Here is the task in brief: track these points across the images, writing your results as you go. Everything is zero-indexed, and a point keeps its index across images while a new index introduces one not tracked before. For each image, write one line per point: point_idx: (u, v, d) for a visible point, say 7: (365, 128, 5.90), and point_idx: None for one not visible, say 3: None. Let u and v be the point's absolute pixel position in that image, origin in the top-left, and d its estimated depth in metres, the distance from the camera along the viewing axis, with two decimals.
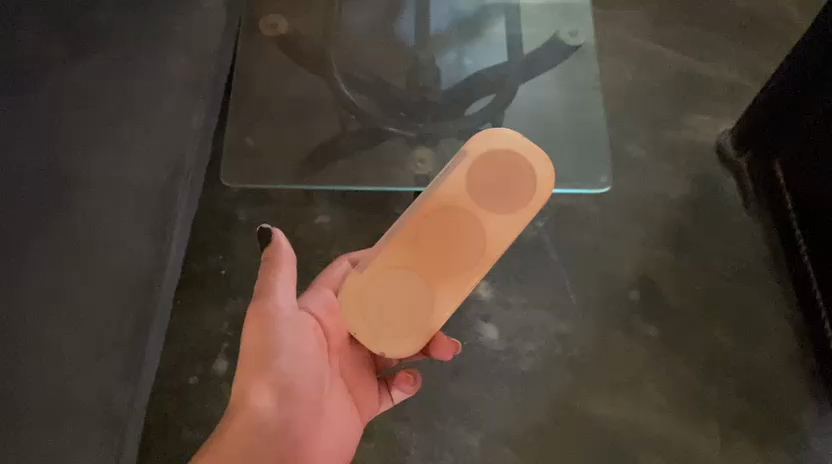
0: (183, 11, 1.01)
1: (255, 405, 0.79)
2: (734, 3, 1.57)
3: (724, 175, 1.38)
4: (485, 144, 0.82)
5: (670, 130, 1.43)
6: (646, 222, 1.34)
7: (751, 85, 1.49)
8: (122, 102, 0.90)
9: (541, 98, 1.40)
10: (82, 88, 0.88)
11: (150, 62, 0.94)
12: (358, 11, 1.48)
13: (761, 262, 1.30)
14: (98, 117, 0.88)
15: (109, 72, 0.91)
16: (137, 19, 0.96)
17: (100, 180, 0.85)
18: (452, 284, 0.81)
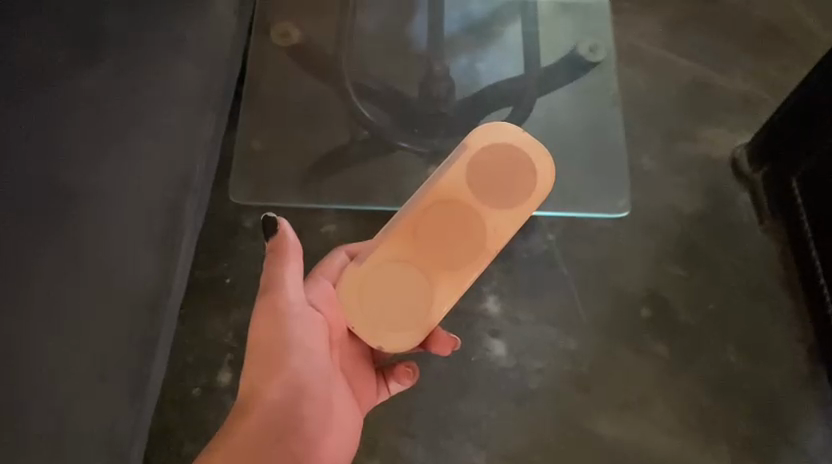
0: (194, 15, 0.98)
1: (264, 399, 0.81)
2: (752, 12, 1.54)
3: (739, 191, 1.35)
4: (485, 139, 0.86)
5: (686, 142, 1.40)
6: (658, 236, 1.31)
7: (768, 97, 1.45)
8: (134, 114, 0.88)
9: (560, 113, 1.42)
10: (92, 95, 0.85)
11: (161, 71, 0.92)
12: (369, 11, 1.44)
13: (775, 282, 1.27)
14: (106, 127, 0.85)
15: (120, 80, 0.88)
16: (150, 23, 0.93)
17: (106, 196, 0.83)
18: (452, 275, 0.85)
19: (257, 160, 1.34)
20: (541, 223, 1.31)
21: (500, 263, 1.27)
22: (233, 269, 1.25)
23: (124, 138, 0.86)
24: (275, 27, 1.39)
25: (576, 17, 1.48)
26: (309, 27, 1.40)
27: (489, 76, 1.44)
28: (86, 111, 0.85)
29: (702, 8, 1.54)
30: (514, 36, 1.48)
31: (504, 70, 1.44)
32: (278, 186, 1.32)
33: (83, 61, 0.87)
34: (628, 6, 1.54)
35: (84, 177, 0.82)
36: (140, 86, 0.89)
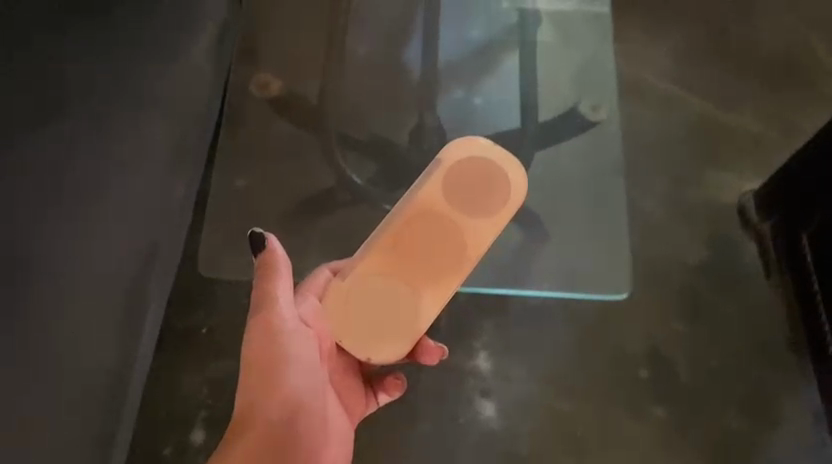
0: (163, 65, 0.90)
1: (263, 418, 0.79)
2: (763, 43, 1.45)
3: (744, 240, 1.28)
4: (460, 154, 0.91)
5: (690, 186, 1.33)
6: (659, 290, 1.24)
7: (779, 137, 1.37)
8: (94, 182, 0.81)
9: (559, 166, 1.32)
10: (47, 172, 0.79)
11: (122, 137, 0.85)
12: (362, 34, 1.37)
13: (781, 342, 1.21)
14: (60, 208, 0.79)
15: (79, 147, 0.82)
16: (115, 80, 0.87)
17: (61, 281, 0.77)
18: (436, 285, 0.87)
19: (239, 197, 1.25)
20: (537, 270, 1.24)
21: (494, 312, 1.21)
22: (211, 320, 1.18)
23: (82, 210, 0.80)
24: (257, 77, 1.32)
25: (581, 62, 1.38)
26: (292, 70, 1.34)
27: (487, 120, 1.35)
28: (40, 186, 0.79)
29: (713, 38, 1.45)
30: (511, 69, 1.39)
31: (502, 114, 1.35)
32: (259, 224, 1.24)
33: (38, 127, 0.81)
34: (634, 34, 1.45)
35: (34, 258, 0.76)
36: (101, 151, 0.83)
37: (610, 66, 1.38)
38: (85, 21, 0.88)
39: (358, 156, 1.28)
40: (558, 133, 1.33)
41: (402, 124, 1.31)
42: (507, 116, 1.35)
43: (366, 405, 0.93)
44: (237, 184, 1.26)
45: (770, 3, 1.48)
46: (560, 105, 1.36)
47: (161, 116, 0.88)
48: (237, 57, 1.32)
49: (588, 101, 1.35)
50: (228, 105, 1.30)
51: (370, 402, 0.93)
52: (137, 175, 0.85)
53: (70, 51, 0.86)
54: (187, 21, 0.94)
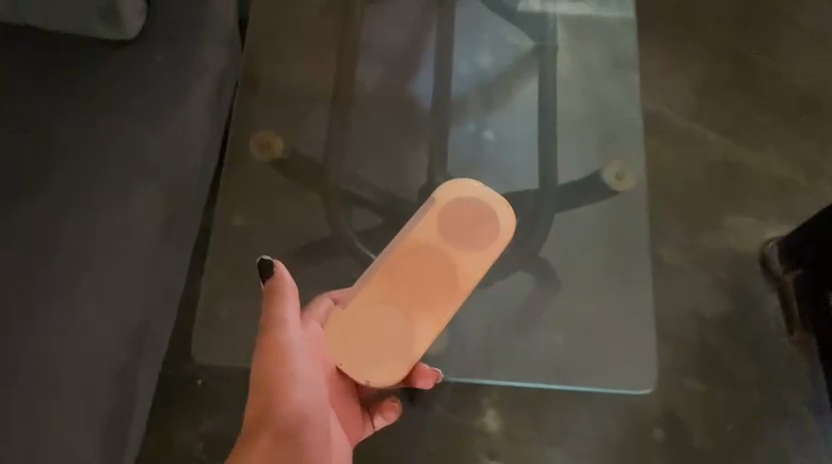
0: (157, 129, 0.83)
1: (267, 436, 0.70)
2: (791, 77, 1.37)
3: (766, 292, 1.22)
4: (454, 193, 0.91)
5: (711, 234, 1.26)
6: (675, 346, 1.19)
7: (803, 181, 1.30)
8: (79, 262, 0.76)
9: (579, 245, 1.19)
10: (33, 258, 0.76)
11: (113, 213, 0.79)
12: (368, 62, 1.25)
13: (800, 404, 1.16)
14: (44, 297, 0.74)
15: (63, 223, 0.77)
16: (104, 146, 0.81)
17: (47, 378, 0.72)
18: (431, 314, 0.87)
19: (239, 234, 1.18)
20: (547, 320, 1.16)
21: (502, 363, 1.14)
22: (204, 361, 1.14)
23: (64, 294, 0.75)
24: (257, 135, 1.19)
25: (602, 89, 1.27)
26: (290, 122, 1.20)
27: (501, 177, 1.22)
28: (22, 266, 0.75)
29: (735, 71, 1.37)
30: (527, 94, 1.28)
31: (516, 164, 1.23)
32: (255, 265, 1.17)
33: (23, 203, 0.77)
34: (655, 66, 1.38)
35: (13, 347, 0.72)
36: (86, 226, 0.78)
37: (635, 101, 1.26)
38: (77, 81, 0.83)
39: (361, 214, 1.18)
40: (576, 202, 1.21)
41: (409, 163, 1.21)
42: (523, 174, 1.23)
43: (362, 426, 0.93)
44: (236, 220, 1.18)
45: (794, 34, 1.41)
46: (582, 173, 1.23)
47: (154, 184, 0.82)
48: (237, 108, 1.19)
49: (613, 168, 1.22)
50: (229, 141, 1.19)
51: (367, 427, 0.93)
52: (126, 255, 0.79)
53: (59, 116, 0.82)
54: (183, 72, 0.87)
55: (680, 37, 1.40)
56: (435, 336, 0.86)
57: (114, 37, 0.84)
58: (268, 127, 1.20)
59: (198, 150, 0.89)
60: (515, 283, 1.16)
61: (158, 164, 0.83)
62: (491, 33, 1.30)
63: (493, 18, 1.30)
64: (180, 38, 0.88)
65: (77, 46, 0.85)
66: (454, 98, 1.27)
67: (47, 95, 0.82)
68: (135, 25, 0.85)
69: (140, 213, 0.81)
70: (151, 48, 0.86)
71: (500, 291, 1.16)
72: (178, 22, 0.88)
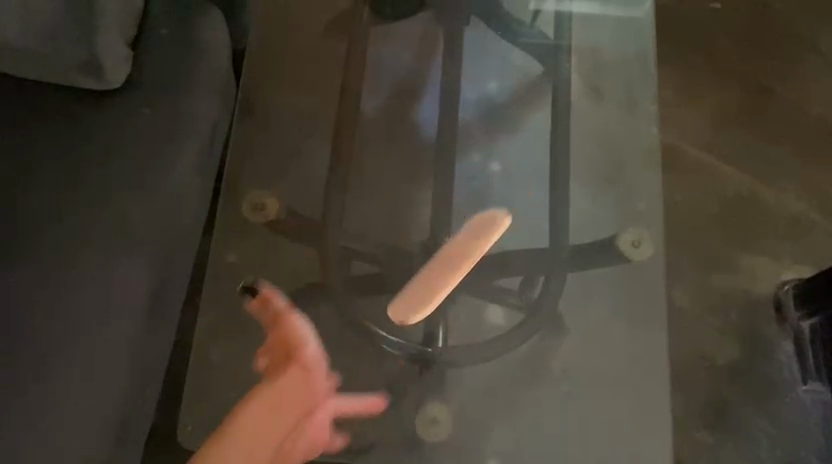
0: (146, 190, 0.81)
1: (224, 443, 0.93)
2: (810, 109, 1.32)
3: (778, 338, 1.18)
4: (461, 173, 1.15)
5: (724, 275, 1.21)
6: (685, 394, 1.14)
7: (821, 219, 1.24)
8: (64, 342, 0.74)
9: (593, 304, 1.08)
10: (25, 327, 0.74)
11: (102, 280, 0.77)
12: (371, 87, 1.17)
13: (812, 456, 1.11)
14: (35, 368, 0.73)
15: (48, 297, 0.75)
16: (91, 208, 0.79)
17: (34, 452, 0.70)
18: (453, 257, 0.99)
19: (231, 272, 1.02)
20: (554, 374, 1.04)
21: (503, 423, 1.02)
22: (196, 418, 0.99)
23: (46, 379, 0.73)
24: (249, 196, 1.04)
25: (617, 139, 1.15)
26: (278, 173, 1.08)
27: (512, 232, 1.09)
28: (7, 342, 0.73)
29: (752, 102, 1.32)
30: (536, 128, 1.19)
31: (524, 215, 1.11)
32: (251, 305, 1.03)
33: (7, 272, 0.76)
34: (669, 96, 1.32)
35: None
36: (71, 302, 0.75)
37: (653, 159, 1.12)
38: (62, 135, 0.81)
39: (361, 264, 1.04)
40: (592, 261, 1.09)
41: (413, 198, 1.13)
42: (528, 236, 1.08)
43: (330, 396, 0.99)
44: (229, 259, 1.02)
45: (815, 62, 1.35)
46: (594, 236, 1.11)
47: (141, 255, 0.79)
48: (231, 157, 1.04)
49: (630, 234, 1.08)
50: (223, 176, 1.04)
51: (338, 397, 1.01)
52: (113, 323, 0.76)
53: (47, 174, 0.80)
54: (176, 124, 0.83)
55: (695, 64, 1.34)
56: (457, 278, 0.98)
57: (99, 86, 0.81)
58: (263, 188, 1.06)
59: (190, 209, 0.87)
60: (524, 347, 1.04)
61: (145, 232, 0.80)
62: (497, 58, 1.23)
63: (498, 43, 1.23)
64: (170, 86, 0.84)
65: (64, 96, 0.83)
66: (459, 122, 1.18)
67: (34, 150, 0.81)
68: (122, 73, 0.82)
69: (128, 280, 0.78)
70: (140, 97, 0.83)
71: (510, 358, 1.05)
72: (168, 69, 0.85)
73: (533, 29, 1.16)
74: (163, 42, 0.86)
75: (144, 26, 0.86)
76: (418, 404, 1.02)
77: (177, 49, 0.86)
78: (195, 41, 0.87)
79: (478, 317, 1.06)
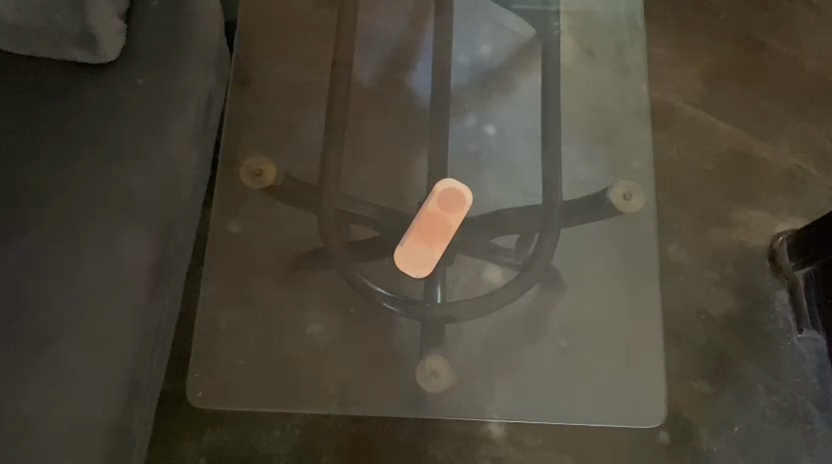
0: (144, 160, 0.83)
1: None
2: (802, 63, 1.33)
3: (774, 289, 1.20)
4: (453, 148, 1.16)
5: (719, 229, 1.22)
6: (683, 347, 1.16)
7: (815, 172, 1.26)
8: (70, 311, 0.76)
9: (591, 254, 1.09)
10: (30, 296, 0.76)
11: (104, 247, 0.79)
12: (363, 57, 1.18)
13: (806, 402, 1.14)
14: (40, 335, 0.75)
15: (52, 266, 0.77)
16: (89, 181, 0.81)
17: (44, 413, 0.73)
18: (429, 210, 1.03)
19: (233, 245, 1.06)
20: (553, 331, 1.06)
21: (503, 375, 1.04)
22: (206, 382, 1.02)
23: (54, 347, 0.75)
24: (247, 163, 1.06)
25: (609, 101, 1.15)
26: (277, 139, 1.10)
27: (506, 193, 1.13)
28: (9, 313, 0.75)
29: (745, 57, 1.32)
30: (530, 92, 1.20)
31: (516, 176, 1.15)
32: (255, 275, 1.06)
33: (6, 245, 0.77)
34: (662, 53, 1.32)
35: (4, 408, 0.72)
36: (74, 272, 0.78)
37: (645, 118, 1.14)
38: (56, 109, 0.83)
39: (358, 227, 1.08)
40: (582, 217, 1.10)
41: (410, 167, 1.15)
42: (520, 195, 1.13)
43: None
44: (231, 231, 1.06)
45: (808, 16, 1.36)
46: (585, 192, 1.12)
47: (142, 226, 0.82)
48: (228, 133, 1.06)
49: (621, 187, 1.10)
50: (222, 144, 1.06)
51: None
52: (116, 289, 0.79)
53: (42, 147, 0.81)
54: (169, 98, 0.86)
55: (688, 20, 1.35)
56: (440, 221, 1.03)
57: (92, 59, 0.83)
58: (258, 155, 1.08)
59: (188, 181, 0.89)
60: (534, 293, 1.08)
61: (144, 202, 0.83)
62: (487, 21, 1.22)
63: (489, 8, 1.22)
64: (163, 59, 0.86)
65: (57, 70, 0.84)
66: (453, 91, 1.19)
67: (27, 125, 0.82)
68: (116, 47, 0.83)
69: (127, 249, 0.81)
70: (133, 71, 0.85)
71: (518, 309, 1.07)
72: (160, 41, 0.86)
73: None
74: (154, 15, 0.87)
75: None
76: (421, 355, 1.04)
77: (167, 23, 0.87)
78: (186, 14, 0.88)
79: (477, 276, 1.08)
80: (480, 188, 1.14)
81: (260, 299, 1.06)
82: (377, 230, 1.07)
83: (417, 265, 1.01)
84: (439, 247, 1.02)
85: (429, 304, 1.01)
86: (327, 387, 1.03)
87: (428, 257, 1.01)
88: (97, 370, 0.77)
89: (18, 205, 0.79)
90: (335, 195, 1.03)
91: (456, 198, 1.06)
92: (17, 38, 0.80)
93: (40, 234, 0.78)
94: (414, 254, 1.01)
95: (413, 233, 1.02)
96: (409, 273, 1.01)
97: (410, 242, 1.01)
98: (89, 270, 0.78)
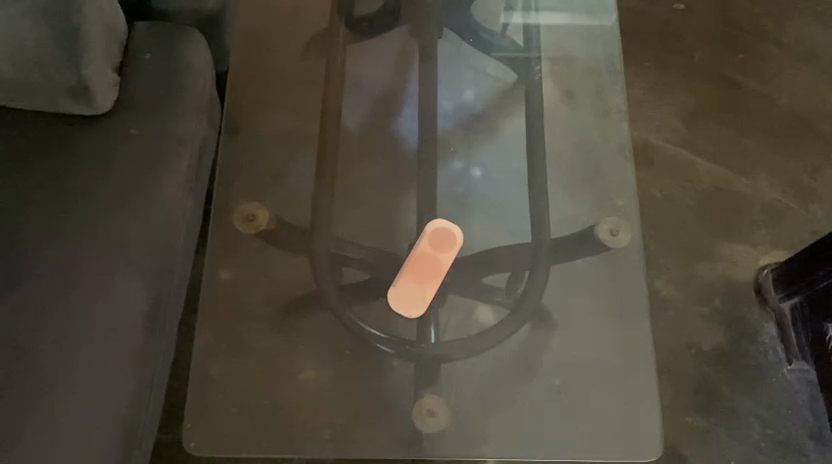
0: (138, 209, 0.85)
1: None
2: (776, 100, 1.37)
3: (762, 321, 1.21)
4: (446, 190, 1.18)
5: (705, 263, 1.24)
6: (675, 381, 1.16)
7: (795, 205, 1.29)
8: (64, 359, 0.77)
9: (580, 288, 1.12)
10: (26, 344, 0.77)
11: (100, 295, 0.81)
12: (352, 104, 1.21)
13: (800, 433, 1.14)
14: (34, 382, 0.76)
15: (48, 310, 0.79)
16: (83, 229, 0.83)
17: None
18: (421, 250, 1.03)
19: (228, 291, 1.05)
20: (546, 368, 1.07)
21: (496, 415, 1.04)
22: (197, 433, 0.97)
23: (50, 393, 0.76)
24: (240, 208, 1.05)
25: (592, 137, 1.17)
26: (268, 185, 1.08)
27: (497, 232, 1.15)
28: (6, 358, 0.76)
29: (720, 95, 1.37)
30: (514, 132, 1.22)
31: (504, 215, 1.17)
32: (246, 321, 1.05)
33: (4, 293, 0.79)
34: (640, 94, 1.36)
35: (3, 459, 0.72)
36: (67, 319, 0.79)
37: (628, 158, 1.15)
38: (53, 161, 0.85)
39: (351, 269, 1.07)
40: (572, 252, 1.12)
41: (397, 208, 1.18)
42: (506, 232, 1.15)
43: None
44: (222, 278, 1.04)
45: (779, 55, 1.41)
46: (573, 228, 1.15)
47: (139, 273, 0.83)
48: (220, 179, 1.04)
49: (607, 224, 1.11)
50: (215, 189, 1.04)
51: None
52: (113, 336, 0.80)
53: (38, 197, 0.84)
54: (163, 147, 0.88)
55: (663, 62, 1.39)
56: (432, 259, 1.02)
57: (87, 111, 0.85)
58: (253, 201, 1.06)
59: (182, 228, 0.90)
60: (528, 327, 1.09)
61: (138, 249, 0.84)
62: (469, 66, 1.24)
63: (473, 54, 1.23)
64: (155, 108, 0.89)
65: (55, 123, 0.87)
66: (439, 134, 1.21)
67: (25, 177, 0.84)
68: (109, 98, 0.86)
69: (122, 296, 0.82)
70: (127, 121, 0.88)
71: (510, 350, 1.08)
72: (153, 90, 0.89)
73: (505, 38, 1.23)
74: (147, 66, 0.90)
75: (129, 52, 0.91)
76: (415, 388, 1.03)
77: (160, 74, 0.90)
78: (177, 65, 0.91)
79: (468, 317, 1.09)
80: (468, 227, 1.15)
81: (252, 344, 1.05)
82: (369, 273, 1.07)
83: (411, 305, 1.00)
84: (432, 285, 1.01)
85: (424, 344, 1.02)
86: (321, 434, 1.02)
87: (420, 296, 1.01)
88: (95, 416, 0.77)
89: (17, 256, 0.81)
90: (326, 242, 1.06)
91: (447, 235, 1.05)
92: (17, 92, 0.83)
93: (38, 282, 0.80)
94: (407, 294, 1.01)
95: (405, 273, 1.02)
96: (404, 313, 1.01)
97: (403, 282, 1.01)
98: (84, 316, 0.79)
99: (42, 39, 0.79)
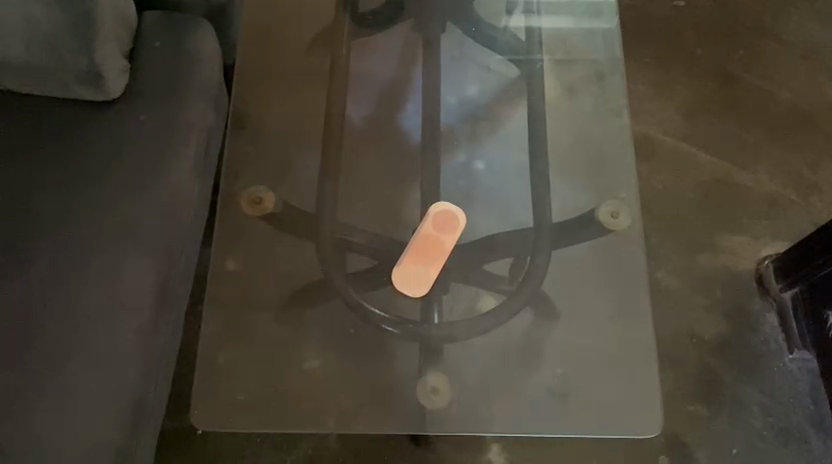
0: (146, 192, 0.87)
1: None
2: (776, 95, 1.38)
3: (763, 312, 1.22)
4: (450, 184, 1.19)
5: (707, 254, 1.25)
6: (676, 370, 1.17)
7: (796, 198, 1.30)
8: (74, 335, 0.79)
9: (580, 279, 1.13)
10: (35, 320, 0.79)
11: (108, 273, 0.82)
12: (355, 103, 1.20)
13: (802, 421, 1.15)
14: (44, 356, 0.78)
15: (58, 287, 0.81)
16: (92, 210, 0.85)
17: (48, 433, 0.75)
18: (425, 232, 1.06)
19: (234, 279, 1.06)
20: (547, 357, 1.08)
21: (502, 401, 1.04)
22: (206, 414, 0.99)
23: (60, 369, 0.77)
24: (246, 193, 1.08)
25: (595, 135, 1.17)
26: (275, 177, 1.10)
27: (498, 220, 1.15)
28: (16, 335, 0.78)
29: (720, 91, 1.38)
30: (517, 127, 1.24)
31: (507, 209, 1.17)
32: (253, 310, 1.06)
33: (14, 272, 0.81)
34: (641, 90, 1.38)
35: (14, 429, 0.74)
36: (77, 296, 0.81)
37: (626, 142, 1.16)
38: (63, 145, 0.87)
39: (354, 256, 1.09)
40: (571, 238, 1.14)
41: (401, 199, 1.18)
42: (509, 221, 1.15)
43: None
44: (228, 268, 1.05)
45: (779, 51, 1.42)
46: (574, 213, 1.16)
47: (147, 253, 0.85)
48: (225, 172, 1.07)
49: (608, 206, 1.13)
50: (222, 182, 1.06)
51: None
52: (122, 312, 0.82)
53: (48, 179, 0.86)
54: (170, 131, 0.90)
55: (664, 59, 1.40)
56: (435, 241, 1.05)
57: (98, 95, 0.87)
58: (259, 184, 1.09)
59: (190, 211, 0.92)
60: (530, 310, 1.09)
61: (146, 229, 0.85)
62: (472, 64, 1.26)
63: (476, 50, 1.25)
64: (164, 93, 0.91)
65: (65, 109, 0.90)
66: (442, 129, 1.23)
67: (36, 161, 0.87)
68: (119, 83, 0.88)
69: (131, 274, 0.83)
70: (135, 105, 0.90)
71: (510, 337, 1.09)
72: (161, 77, 0.91)
73: (506, 34, 1.24)
74: (156, 54, 0.92)
75: (138, 41, 0.93)
76: (418, 374, 1.04)
77: (168, 61, 0.92)
78: (184, 52, 0.93)
79: (472, 303, 1.09)
80: (471, 217, 1.16)
81: (256, 333, 1.05)
82: (372, 260, 1.08)
83: (413, 285, 1.03)
84: (434, 266, 1.04)
85: (426, 324, 1.05)
86: (326, 422, 1.02)
87: (423, 276, 1.04)
88: (104, 391, 0.78)
89: (26, 235, 0.83)
90: (334, 227, 1.11)
91: (449, 218, 1.08)
92: (29, 76, 0.86)
93: (49, 260, 0.82)
94: (412, 274, 1.04)
95: (409, 254, 1.05)
96: (406, 293, 1.04)
97: (407, 262, 1.04)
98: (93, 294, 0.81)
99: (55, 24, 0.82)
